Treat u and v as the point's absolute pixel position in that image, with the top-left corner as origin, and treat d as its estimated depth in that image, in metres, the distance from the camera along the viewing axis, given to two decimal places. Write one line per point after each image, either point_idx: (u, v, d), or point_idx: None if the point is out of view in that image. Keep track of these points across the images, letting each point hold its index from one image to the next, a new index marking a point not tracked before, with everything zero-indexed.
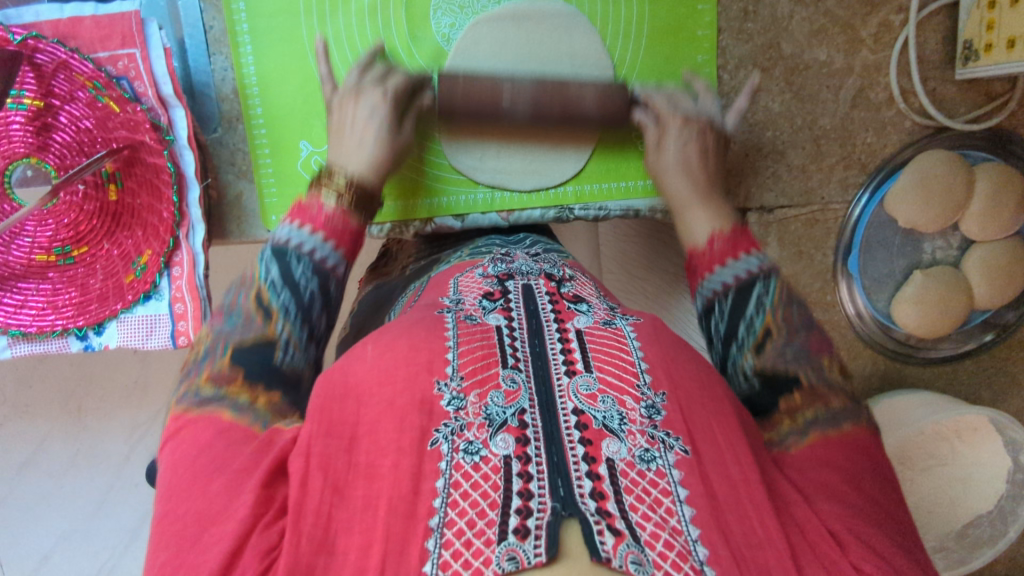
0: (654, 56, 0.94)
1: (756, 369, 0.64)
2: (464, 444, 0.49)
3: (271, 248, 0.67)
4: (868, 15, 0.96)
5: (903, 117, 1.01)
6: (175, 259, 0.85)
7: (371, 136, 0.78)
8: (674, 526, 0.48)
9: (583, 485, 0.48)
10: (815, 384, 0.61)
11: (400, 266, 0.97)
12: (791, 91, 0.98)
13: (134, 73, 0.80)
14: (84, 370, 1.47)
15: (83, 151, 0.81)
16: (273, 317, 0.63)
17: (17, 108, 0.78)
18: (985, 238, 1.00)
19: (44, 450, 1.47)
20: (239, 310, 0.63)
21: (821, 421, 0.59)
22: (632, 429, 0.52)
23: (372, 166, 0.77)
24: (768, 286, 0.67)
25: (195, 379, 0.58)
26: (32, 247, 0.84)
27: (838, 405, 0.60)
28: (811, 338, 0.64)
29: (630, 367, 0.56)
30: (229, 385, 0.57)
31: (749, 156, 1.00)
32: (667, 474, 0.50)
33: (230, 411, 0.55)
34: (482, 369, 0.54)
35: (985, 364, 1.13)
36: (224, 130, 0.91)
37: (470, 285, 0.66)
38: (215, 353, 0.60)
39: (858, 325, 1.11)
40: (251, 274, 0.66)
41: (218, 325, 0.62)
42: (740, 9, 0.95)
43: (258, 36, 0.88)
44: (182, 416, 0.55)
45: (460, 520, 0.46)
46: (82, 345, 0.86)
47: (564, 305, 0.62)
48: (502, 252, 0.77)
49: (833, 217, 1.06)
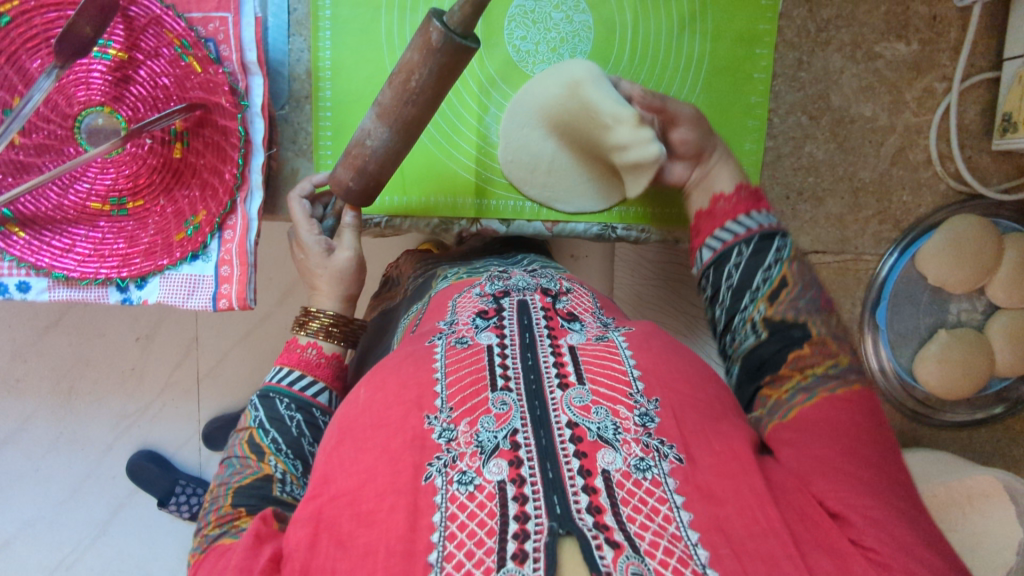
0: (710, 90, 0.98)
1: (767, 315, 0.63)
2: (457, 475, 0.48)
3: (258, 395, 0.74)
4: (914, 79, 1.00)
5: (938, 180, 1.04)
6: (228, 223, 0.86)
7: (324, 277, 0.84)
8: (673, 533, 0.46)
9: (579, 500, 0.47)
10: (824, 334, 0.61)
11: (402, 289, 0.97)
12: (835, 141, 1.01)
13: (221, 37, 0.84)
14: (80, 351, 1.42)
15: (157, 107, 0.83)
16: (265, 453, 0.66)
17: (101, 58, 0.80)
18: (1011, 305, 1.03)
19: (26, 430, 1.42)
20: (236, 456, 0.68)
21: (827, 380, 0.58)
22: (626, 438, 0.51)
23: (347, 298, 0.85)
24: (785, 243, 0.67)
25: (205, 528, 0.60)
26: (88, 194, 0.84)
27: (846, 363, 0.60)
28: (824, 293, 0.64)
29: (622, 376, 0.55)
30: (235, 521, 0.58)
31: (789, 199, 1.03)
32: (663, 482, 0.49)
33: (229, 537, 0.56)
34: (472, 396, 0.53)
35: (999, 432, 1.15)
36: (291, 108, 0.93)
37: (466, 304, 0.66)
38: (219, 498, 0.62)
39: (881, 379, 1.13)
40: (244, 424, 0.72)
41: (219, 475, 0.66)
42: (796, 57, 0.98)
43: (338, 23, 0.91)
44: (198, 560, 0.56)
45: (459, 552, 0.45)
46: (121, 297, 0.87)
47: (558, 322, 0.61)
48: (500, 271, 0.76)
49: (863, 269, 1.09)
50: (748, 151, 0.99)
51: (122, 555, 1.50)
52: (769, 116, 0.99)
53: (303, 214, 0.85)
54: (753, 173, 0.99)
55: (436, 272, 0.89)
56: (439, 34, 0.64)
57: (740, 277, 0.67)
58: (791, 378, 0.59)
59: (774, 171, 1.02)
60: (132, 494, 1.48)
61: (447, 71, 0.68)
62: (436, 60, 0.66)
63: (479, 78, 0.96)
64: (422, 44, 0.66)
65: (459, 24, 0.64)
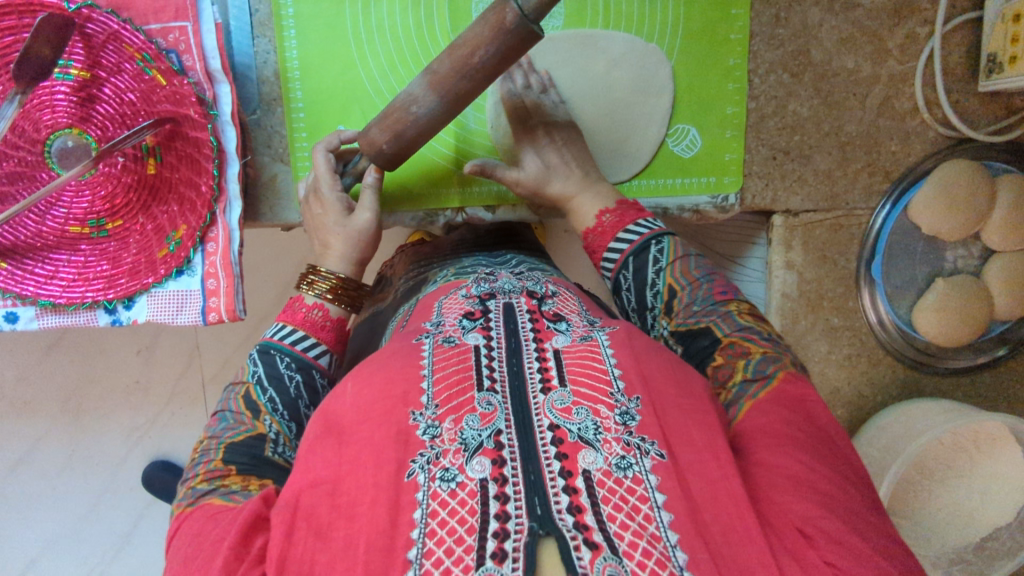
0: (687, 56, 0.96)
1: (674, 329, 0.69)
2: (440, 472, 0.48)
3: (258, 349, 0.73)
4: (895, 26, 0.98)
5: (926, 128, 1.02)
6: (210, 235, 0.85)
7: (332, 236, 0.83)
8: (653, 533, 0.46)
9: (560, 500, 0.47)
10: (728, 334, 0.65)
11: (393, 291, 0.94)
12: (818, 97, 0.99)
13: (182, 47, 0.82)
14: (83, 368, 1.41)
15: (126, 124, 0.82)
16: (261, 413, 0.67)
17: (63, 79, 0.79)
18: (1007, 248, 1.02)
19: (39, 450, 1.43)
20: (230, 410, 0.67)
21: (749, 380, 0.60)
22: (607, 437, 0.50)
23: (359, 262, 0.83)
24: (660, 248, 0.74)
25: (193, 479, 0.59)
26: (67, 218, 0.83)
27: (762, 353, 0.62)
28: (713, 285, 0.70)
29: (603, 376, 0.54)
30: (224, 479, 0.58)
31: (776, 159, 1.01)
32: (644, 480, 0.48)
33: (219, 497, 0.56)
34: (457, 395, 0.53)
35: (1003, 375, 1.14)
36: (262, 112, 0.91)
37: (452, 306, 0.65)
38: (210, 451, 0.62)
39: (880, 334, 1.10)
40: (242, 377, 0.71)
41: (212, 426, 0.65)
42: (773, 14, 0.96)
43: (302, 22, 0.89)
44: (183, 512, 0.56)
45: (438, 549, 0.45)
46: (110, 319, 0.86)
47: (543, 324, 0.60)
48: (487, 273, 0.74)
49: (856, 224, 1.06)
50: (731, 115, 0.98)
51: (147, 563, 1.51)
52: (749, 78, 0.98)
53: (332, 167, 0.84)
54: (736, 137, 0.99)
55: (434, 270, 0.86)
56: (514, 17, 0.62)
57: (637, 298, 0.75)
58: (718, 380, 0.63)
59: (758, 133, 1.00)
60: (151, 504, 1.49)
61: (513, 53, 0.66)
62: (504, 40, 0.64)
63: None
64: (494, 22, 0.64)
65: (534, 9, 0.62)
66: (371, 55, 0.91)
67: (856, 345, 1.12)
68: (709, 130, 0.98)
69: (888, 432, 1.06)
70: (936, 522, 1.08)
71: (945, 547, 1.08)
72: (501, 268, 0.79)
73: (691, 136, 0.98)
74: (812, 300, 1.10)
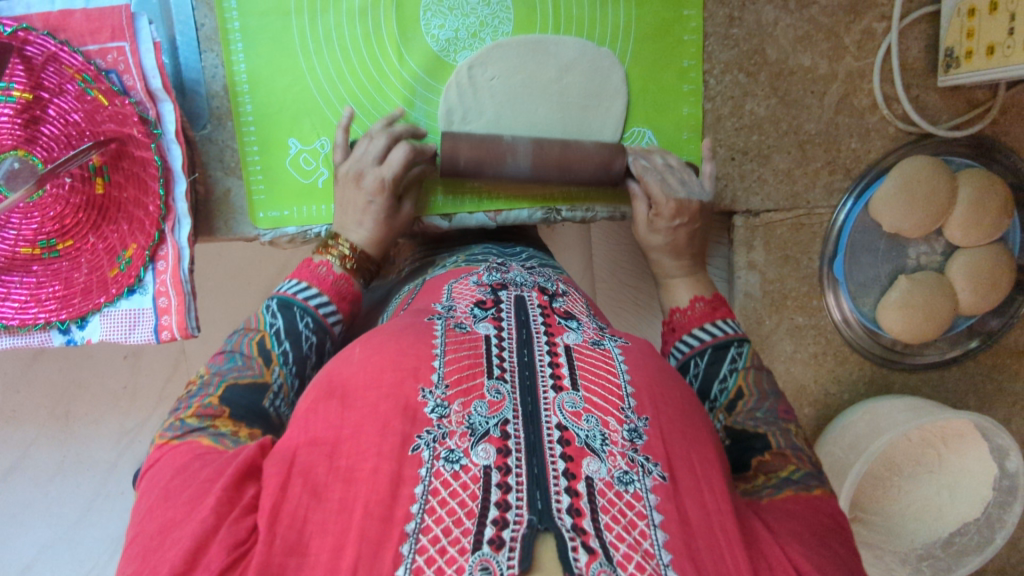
0: (642, 58, 0.95)
1: (727, 426, 0.66)
2: (445, 452, 0.48)
3: (278, 302, 0.71)
4: (851, 22, 0.98)
5: (886, 124, 1.01)
6: (160, 253, 0.85)
7: (370, 216, 0.81)
8: (647, 550, 0.46)
9: (561, 499, 0.46)
10: (783, 445, 0.62)
11: (398, 270, 0.95)
12: (776, 96, 0.99)
13: (123, 67, 0.82)
14: (73, 374, 1.32)
15: (71, 145, 0.81)
16: (272, 361, 0.66)
17: (6, 101, 0.78)
18: (967, 244, 1.00)
19: (31, 457, 1.29)
20: (241, 352, 0.66)
21: (792, 482, 0.59)
22: (613, 450, 0.50)
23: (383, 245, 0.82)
24: (742, 350, 0.70)
25: (183, 411, 0.60)
26: (17, 240, 0.83)
27: (807, 471, 0.61)
28: (778, 403, 0.67)
29: (616, 390, 0.54)
30: (214, 421, 0.59)
31: (734, 159, 1.00)
32: (644, 497, 0.49)
33: (208, 438, 0.57)
34: (468, 378, 0.53)
35: (971, 371, 1.14)
36: (213, 127, 0.91)
37: (463, 292, 0.64)
38: (210, 386, 0.63)
39: (846, 331, 1.10)
40: (257, 323, 0.69)
41: (218, 363, 0.65)
42: (726, 14, 0.96)
43: (248, 35, 0.89)
44: (166, 444, 0.57)
45: (436, 526, 0.45)
46: (64, 339, 0.86)
47: (555, 319, 0.60)
48: (497, 263, 0.73)
49: (818, 222, 1.06)
50: (687, 116, 0.97)
51: None
52: (705, 79, 0.97)
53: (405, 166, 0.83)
54: (692, 139, 0.97)
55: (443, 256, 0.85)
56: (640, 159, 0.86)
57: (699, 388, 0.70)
58: (756, 478, 0.61)
59: (716, 133, 0.99)
60: None
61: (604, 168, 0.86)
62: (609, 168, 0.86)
63: (400, 75, 0.92)
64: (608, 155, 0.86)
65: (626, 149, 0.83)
66: (320, 66, 0.91)
67: (821, 343, 1.12)
68: (664, 132, 0.96)
69: (852, 433, 1.06)
70: (904, 517, 1.09)
71: (914, 543, 1.07)
72: (511, 260, 0.78)
73: (646, 138, 0.96)
74: (777, 300, 1.09)
